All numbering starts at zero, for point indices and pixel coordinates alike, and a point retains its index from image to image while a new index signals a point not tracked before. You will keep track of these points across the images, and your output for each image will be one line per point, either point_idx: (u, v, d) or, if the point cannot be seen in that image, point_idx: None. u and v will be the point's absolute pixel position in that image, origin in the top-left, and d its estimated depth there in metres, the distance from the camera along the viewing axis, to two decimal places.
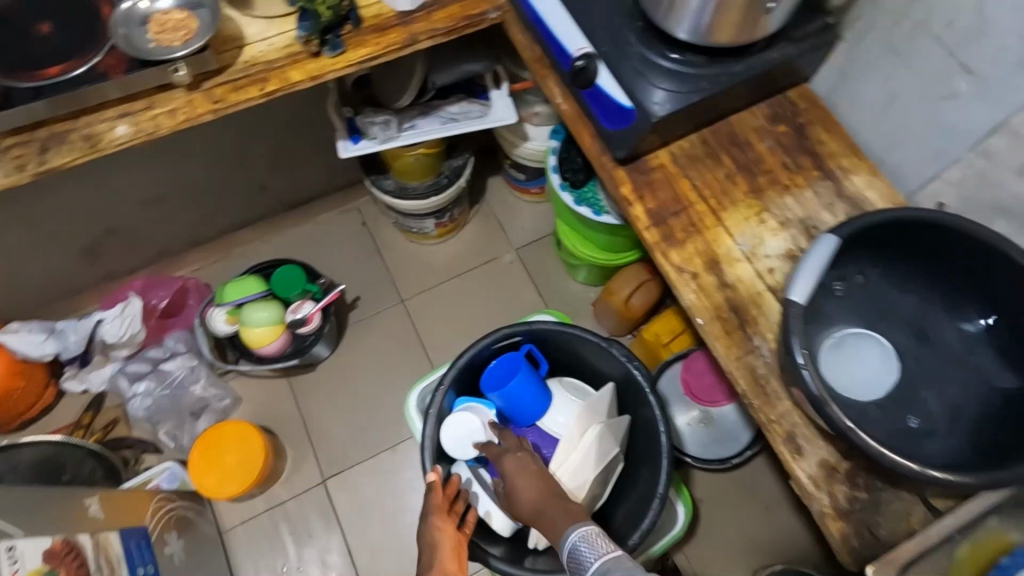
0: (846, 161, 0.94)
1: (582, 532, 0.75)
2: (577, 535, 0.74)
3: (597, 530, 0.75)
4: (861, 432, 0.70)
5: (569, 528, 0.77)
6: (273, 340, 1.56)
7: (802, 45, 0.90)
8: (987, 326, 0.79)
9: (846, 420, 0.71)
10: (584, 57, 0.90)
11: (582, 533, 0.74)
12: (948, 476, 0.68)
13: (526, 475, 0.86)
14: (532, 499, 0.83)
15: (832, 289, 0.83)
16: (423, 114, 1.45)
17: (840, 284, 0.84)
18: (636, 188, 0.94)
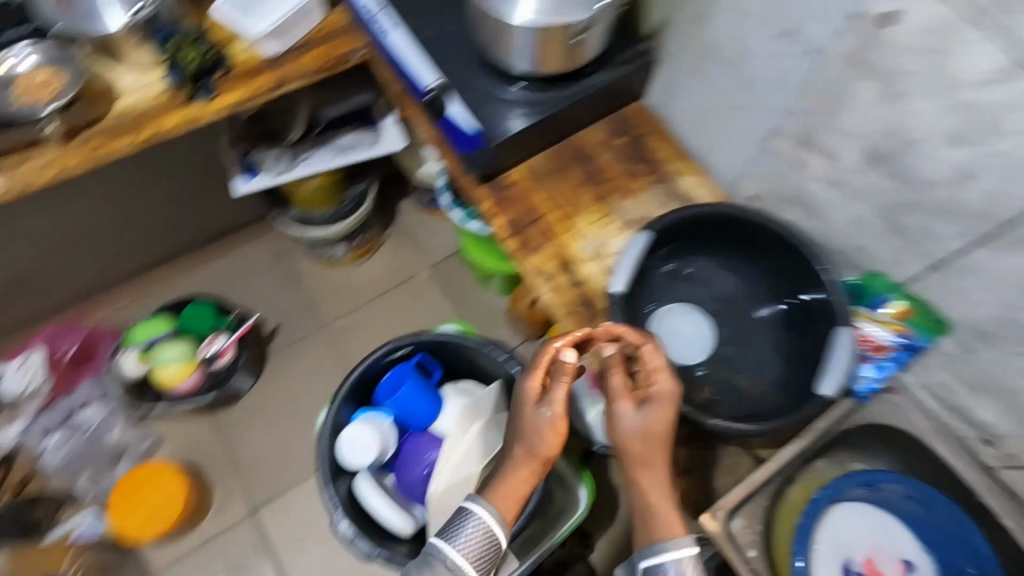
0: (677, 165, 1.08)
1: (677, 552, 0.71)
2: (662, 549, 0.71)
3: (691, 560, 0.71)
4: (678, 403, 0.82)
5: (664, 533, 0.72)
6: (186, 378, 1.58)
7: (624, 69, 1.03)
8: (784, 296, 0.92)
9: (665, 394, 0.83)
10: (435, 91, 1.01)
11: (676, 552, 0.71)
12: (745, 429, 0.82)
13: (663, 421, 0.75)
14: (640, 450, 0.75)
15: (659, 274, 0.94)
16: (319, 145, 1.48)
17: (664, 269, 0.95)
18: (496, 202, 1.04)
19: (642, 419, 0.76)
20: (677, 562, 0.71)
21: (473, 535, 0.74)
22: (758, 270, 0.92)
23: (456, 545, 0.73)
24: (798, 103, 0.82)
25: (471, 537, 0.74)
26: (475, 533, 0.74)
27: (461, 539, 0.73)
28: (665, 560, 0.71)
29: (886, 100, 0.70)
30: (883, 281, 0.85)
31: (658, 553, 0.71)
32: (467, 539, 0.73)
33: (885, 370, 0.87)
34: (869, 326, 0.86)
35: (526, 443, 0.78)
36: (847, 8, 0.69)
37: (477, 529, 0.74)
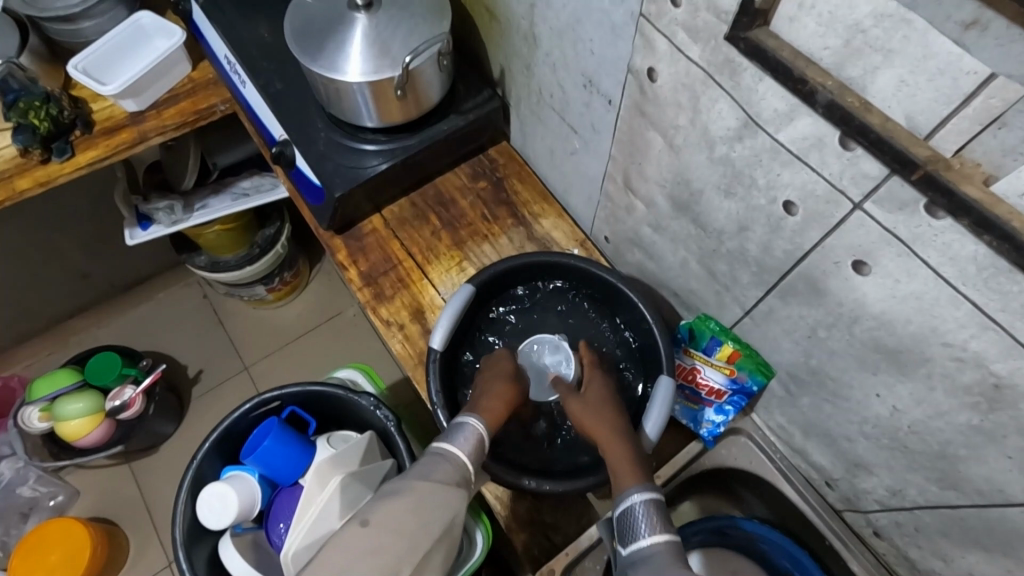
0: (537, 207, 1.07)
1: (640, 495, 0.63)
2: (629, 493, 0.63)
3: (659, 505, 0.62)
4: (501, 469, 0.78)
5: (631, 485, 0.64)
6: (91, 431, 1.55)
7: (472, 115, 1.02)
8: (622, 336, 0.90)
9: (491, 462, 0.78)
10: (280, 144, 1.01)
11: (642, 498, 0.62)
12: (558, 487, 0.77)
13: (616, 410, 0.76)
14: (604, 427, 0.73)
15: (500, 319, 0.93)
16: (216, 193, 1.49)
17: (508, 312, 0.93)
18: (350, 253, 1.03)
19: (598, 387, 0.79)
20: (647, 511, 0.61)
21: (470, 436, 0.71)
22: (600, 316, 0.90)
23: (457, 445, 0.69)
24: (613, 149, 0.82)
25: (469, 437, 0.70)
26: (470, 435, 0.71)
27: (461, 437, 0.70)
28: (633, 502, 0.63)
29: (670, 150, 0.69)
30: (712, 325, 0.82)
31: (623, 498, 0.63)
32: (465, 437, 0.70)
33: (726, 414, 0.84)
34: (707, 370, 0.84)
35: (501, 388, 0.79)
36: (623, 63, 0.68)
37: (469, 433, 0.71)
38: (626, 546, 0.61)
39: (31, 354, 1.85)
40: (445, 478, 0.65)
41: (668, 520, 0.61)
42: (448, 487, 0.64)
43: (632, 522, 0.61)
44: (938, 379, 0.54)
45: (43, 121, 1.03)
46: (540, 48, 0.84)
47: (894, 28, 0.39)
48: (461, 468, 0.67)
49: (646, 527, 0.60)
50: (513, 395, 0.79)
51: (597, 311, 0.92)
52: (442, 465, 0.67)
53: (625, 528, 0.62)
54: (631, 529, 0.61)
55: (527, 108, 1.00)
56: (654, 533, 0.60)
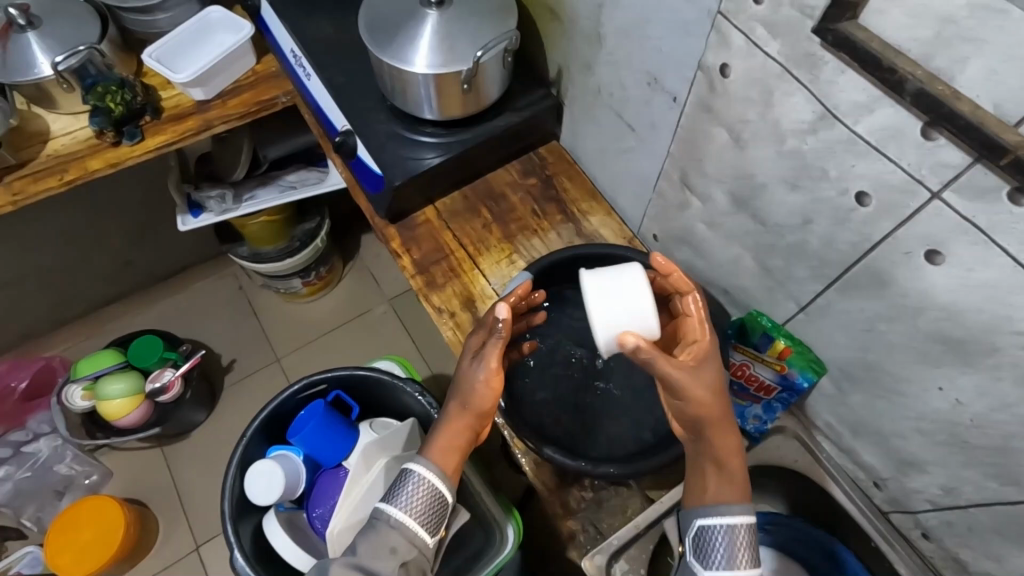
0: (585, 205, 1.09)
1: (734, 520, 0.64)
2: (715, 515, 0.64)
3: (746, 532, 0.64)
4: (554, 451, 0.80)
5: (726, 501, 0.65)
6: (130, 412, 1.59)
7: (525, 113, 1.06)
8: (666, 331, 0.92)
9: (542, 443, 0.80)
10: (343, 134, 1.04)
11: (729, 523, 0.64)
12: (612, 471, 0.79)
13: (711, 374, 0.66)
14: (714, 412, 0.66)
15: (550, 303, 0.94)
16: (263, 184, 1.54)
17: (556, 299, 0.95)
18: (404, 242, 1.06)
19: (712, 368, 0.67)
20: (728, 545, 0.63)
21: (415, 492, 0.71)
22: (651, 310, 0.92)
23: (399, 504, 0.70)
24: (670, 146, 0.85)
25: (414, 495, 0.70)
26: (417, 491, 0.71)
27: (404, 497, 0.70)
28: (717, 524, 0.64)
29: (735, 146, 0.72)
30: (765, 322, 0.83)
31: (713, 516, 0.64)
32: (408, 496, 0.70)
33: (775, 411, 0.87)
34: (757, 365, 0.85)
35: (460, 397, 0.75)
36: (693, 60, 0.71)
37: (417, 486, 0.71)
38: (699, 565, 0.64)
39: (70, 338, 1.89)
40: (374, 547, 0.68)
41: (752, 553, 0.63)
42: (375, 558, 0.67)
43: (712, 543, 0.64)
44: (1006, 369, 0.55)
45: (117, 105, 1.08)
46: (603, 47, 0.87)
47: (987, 19, 0.42)
48: (398, 529, 0.69)
49: (722, 556, 0.63)
50: (472, 418, 0.75)
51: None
52: (379, 531, 0.69)
53: (704, 548, 0.64)
54: (707, 551, 0.64)
55: (581, 107, 1.03)
56: (732, 567, 0.62)
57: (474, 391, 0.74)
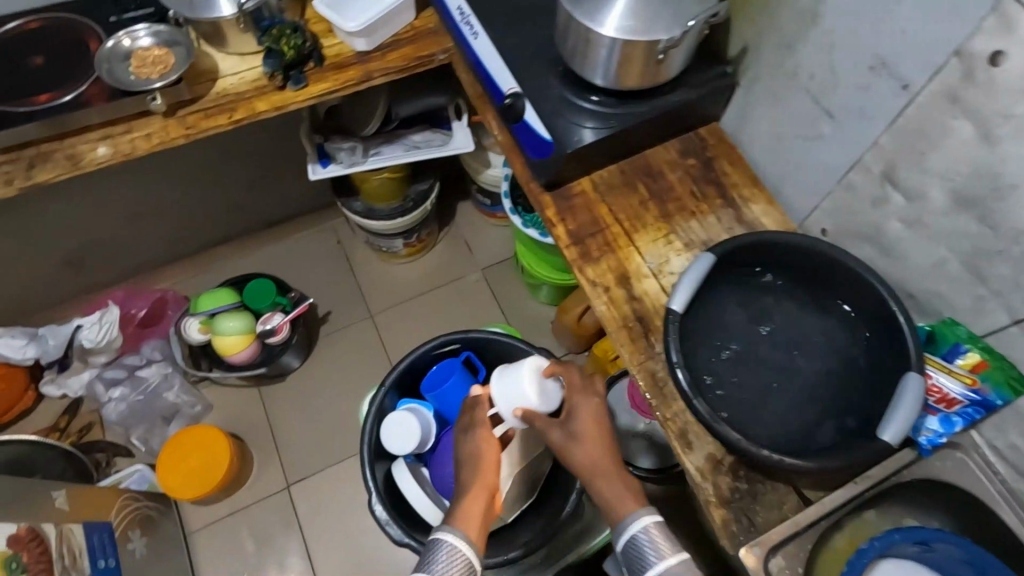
0: (747, 191, 1.06)
1: (644, 524, 0.77)
2: (630, 525, 0.78)
3: (658, 527, 0.78)
4: (724, 426, 0.75)
5: (630, 516, 0.79)
6: (244, 348, 1.66)
7: (700, 90, 1.02)
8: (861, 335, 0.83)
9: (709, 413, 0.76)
10: (512, 96, 1.02)
11: (643, 528, 0.77)
12: (798, 463, 0.73)
13: (593, 418, 0.87)
14: (596, 456, 0.84)
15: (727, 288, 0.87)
16: (389, 141, 1.56)
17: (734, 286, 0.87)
18: (560, 211, 1.05)
19: (589, 404, 0.88)
20: (651, 539, 0.76)
21: (452, 555, 0.79)
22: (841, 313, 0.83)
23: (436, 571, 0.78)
24: (881, 137, 0.81)
25: (449, 561, 0.78)
26: (451, 556, 0.79)
27: (440, 564, 0.78)
28: (636, 533, 0.77)
29: (982, 141, 0.69)
30: (960, 331, 0.80)
31: (627, 529, 0.78)
32: (445, 560, 0.78)
33: (952, 425, 0.80)
34: (942, 376, 0.80)
35: (465, 473, 0.88)
36: (953, 44, 0.68)
37: (451, 554, 0.79)
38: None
39: (179, 273, 1.96)
40: None
41: (671, 540, 0.77)
42: None
43: (641, 551, 0.76)
44: None
45: (290, 49, 1.11)
46: (819, 27, 0.83)
47: None
48: None
49: (654, 555, 0.75)
50: (485, 489, 0.86)
51: (817, 307, 0.85)
52: None
53: (636, 558, 0.76)
54: (641, 560, 0.76)
55: (764, 88, 0.99)
56: (663, 558, 0.75)
57: (477, 467, 0.88)
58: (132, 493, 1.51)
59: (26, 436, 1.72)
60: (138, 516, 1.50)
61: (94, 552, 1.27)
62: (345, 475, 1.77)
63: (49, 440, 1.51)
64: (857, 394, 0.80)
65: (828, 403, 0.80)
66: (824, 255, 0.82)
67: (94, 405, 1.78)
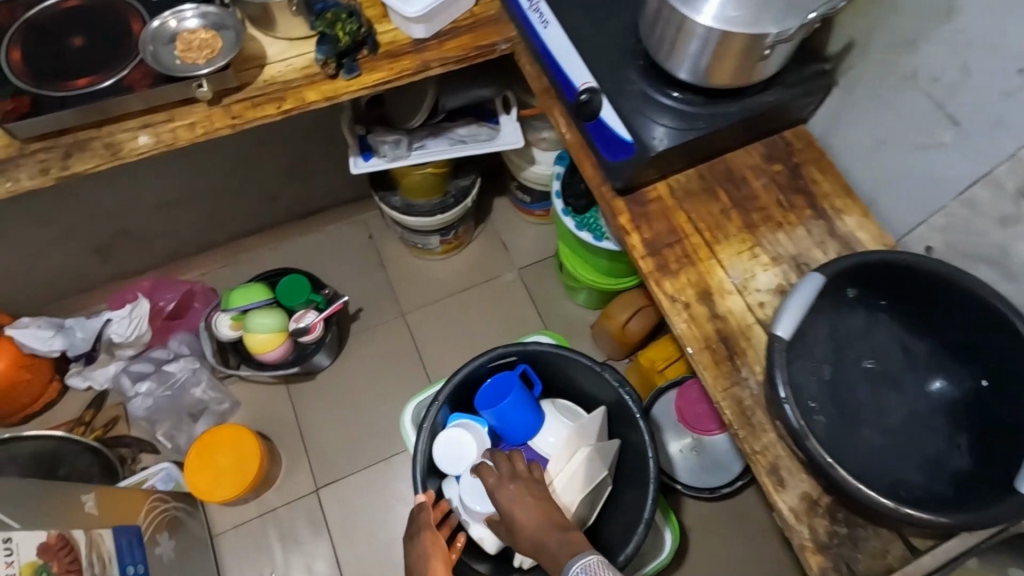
0: (839, 201, 0.97)
1: (582, 561, 0.72)
2: (569, 566, 0.73)
3: (599, 560, 0.72)
4: (840, 468, 0.70)
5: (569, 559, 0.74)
6: (276, 347, 1.59)
7: (796, 90, 0.93)
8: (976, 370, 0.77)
9: (824, 454, 0.71)
10: (588, 91, 0.95)
11: (579, 563, 0.72)
12: (926, 515, 0.67)
13: (525, 490, 0.86)
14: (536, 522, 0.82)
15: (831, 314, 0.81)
16: (434, 134, 1.48)
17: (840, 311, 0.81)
18: (634, 219, 0.97)
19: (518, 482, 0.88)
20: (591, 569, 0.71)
21: None
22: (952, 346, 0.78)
23: None
24: None
25: None
26: None
27: None
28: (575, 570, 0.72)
29: None
30: None
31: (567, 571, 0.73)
32: None
33: None
34: None
35: None
36: None
37: None
38: None
39: (207, 265, 1.89)
40: None
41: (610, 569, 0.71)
42: None
43: None
44: None
45: (345, 35, 1.04)
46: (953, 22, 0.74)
47: None
48: None
49: None
50: None
51: (924, 336, 0.80)
52: None
53: None
54: None
55: (871, 91, 0.90)
56: None
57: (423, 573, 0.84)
58: (161, 494, 1.46)
59: (50, 429, 1.68)
60: (166, 517, 1.45)
61: (123, 556, 1.22)
62: (376, 480, 1.71)
63: (76, 436, 1.46)
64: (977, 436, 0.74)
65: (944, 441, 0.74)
66: (943, 282, 0.76)
67: (120, 398, 1.73)
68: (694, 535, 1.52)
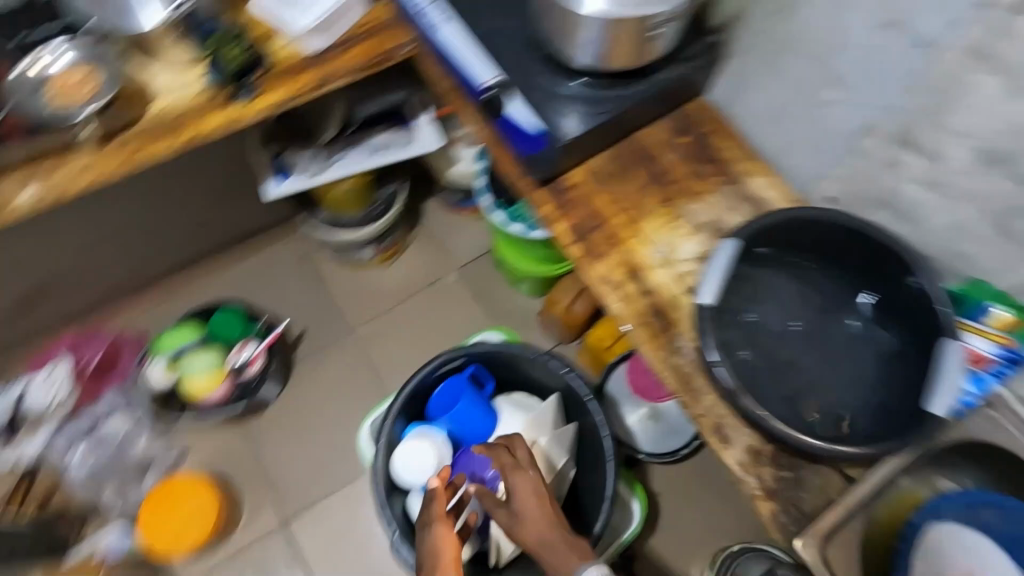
0: (746, 164, 1.01)
1: None
2: None
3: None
4: (773, 419, 0.77)
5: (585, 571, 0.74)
6: (216, 388, 1.53)
7: (694, 63, 0.97)
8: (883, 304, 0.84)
9: (759, 410, 0.77)
10: (493, 88, 0.96)
11: None
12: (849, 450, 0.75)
13: (532, 491, 0.86)
14: (545, 529, 0.82)
15: (750, 274, 0.86)
16: (351, 145, 1.43)
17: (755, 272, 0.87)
18: (558, 206, 0.99)
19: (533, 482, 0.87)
20: None
21: None
22: (858, 284, 0.86)
23: None
24: (898, 101, 0.78)
25: None
26: None
27: None
28: None
29: (1011, 96, 0.67)
30: (987, 290, 0.80)
31: None
32: None
33: (984, 383, 0.78)
34: (969, 336, 0.80)
35: (429, 562, 0.81)
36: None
37: None
38: None
39: (131, 310, 1.78)
40: None
41: None
42: None
43: None
44: None
45: (234, 56, 1.01)
46: None
47: None
48: None
49: None
50: None
51: (836, 276, 0.87)
52: None
53: None
54: None
55: (761, 57, 0.95)
56: None
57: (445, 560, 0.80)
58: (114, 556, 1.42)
59: None
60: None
61: None
62: (343, 506, 1.65)
63: None
64: (893, 367, 0.81)
65: (862, 375, 0.82)
66: (843, 229, 0.83)
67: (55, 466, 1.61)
68: (664, 499, 1.57)
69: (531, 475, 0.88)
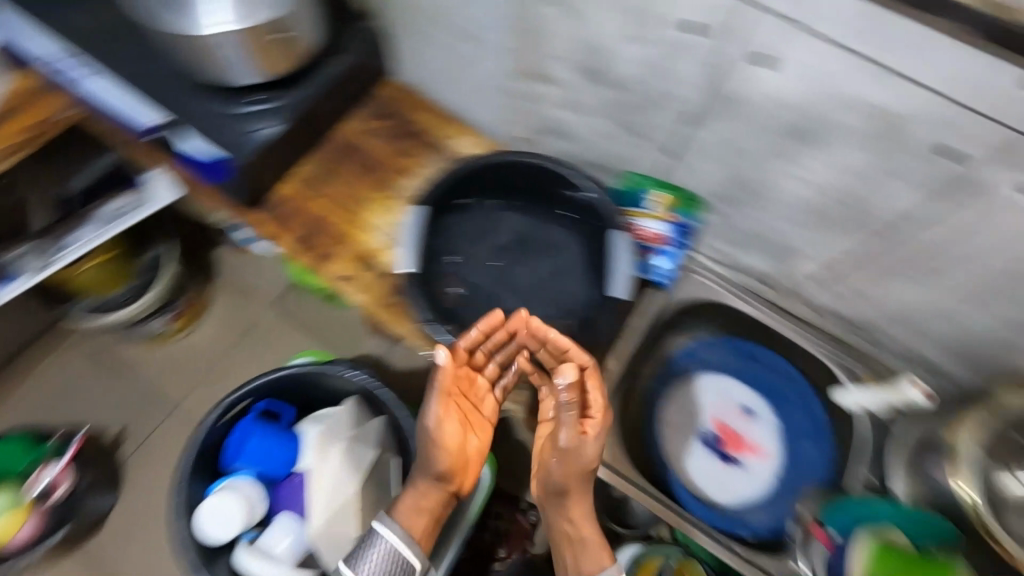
0: (447, 130, 1.16)
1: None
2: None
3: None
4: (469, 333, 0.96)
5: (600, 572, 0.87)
6: (20, 527, 1.35)
7: (358, 53, 1.06)
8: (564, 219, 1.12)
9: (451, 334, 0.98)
10: (162, 127, 0.99)
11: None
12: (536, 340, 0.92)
13: (592, 455, 0.87)
14: (575, 480, 0.88)
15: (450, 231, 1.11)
16: (73, 227, 1.28)
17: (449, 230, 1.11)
18: (274, 221, 1.06)
19: (597, 444, 0.87)
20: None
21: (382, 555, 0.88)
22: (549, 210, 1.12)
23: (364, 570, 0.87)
24: (509, 42, 0.97)
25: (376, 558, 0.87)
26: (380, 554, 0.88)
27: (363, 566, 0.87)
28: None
29: (570, 16, 0.88)
30: (641, 182, 1.11)
31: None
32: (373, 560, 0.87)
33: (667, 255, 1.11)
34: (644, 221, 1.10)
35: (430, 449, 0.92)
36: None
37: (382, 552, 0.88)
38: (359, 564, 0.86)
39: None
40: None
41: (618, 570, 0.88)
42: None
43: None
44: (863, 111, 0.80)
45: None
46: None
47: None
48: None
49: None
50: (435, 503, 0.93)
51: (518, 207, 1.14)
52: None
53: None
54: None
55: (415, 30, 1.05)
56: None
57: (442, 454, 0.91)
58: None
59: None
60: None
61: None
62: None
63: None
64: (572, 262, 1.10)
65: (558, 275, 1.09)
66: (516, 164, 1.08)
67: None
68: None
69: (592, 417, 0.87)
